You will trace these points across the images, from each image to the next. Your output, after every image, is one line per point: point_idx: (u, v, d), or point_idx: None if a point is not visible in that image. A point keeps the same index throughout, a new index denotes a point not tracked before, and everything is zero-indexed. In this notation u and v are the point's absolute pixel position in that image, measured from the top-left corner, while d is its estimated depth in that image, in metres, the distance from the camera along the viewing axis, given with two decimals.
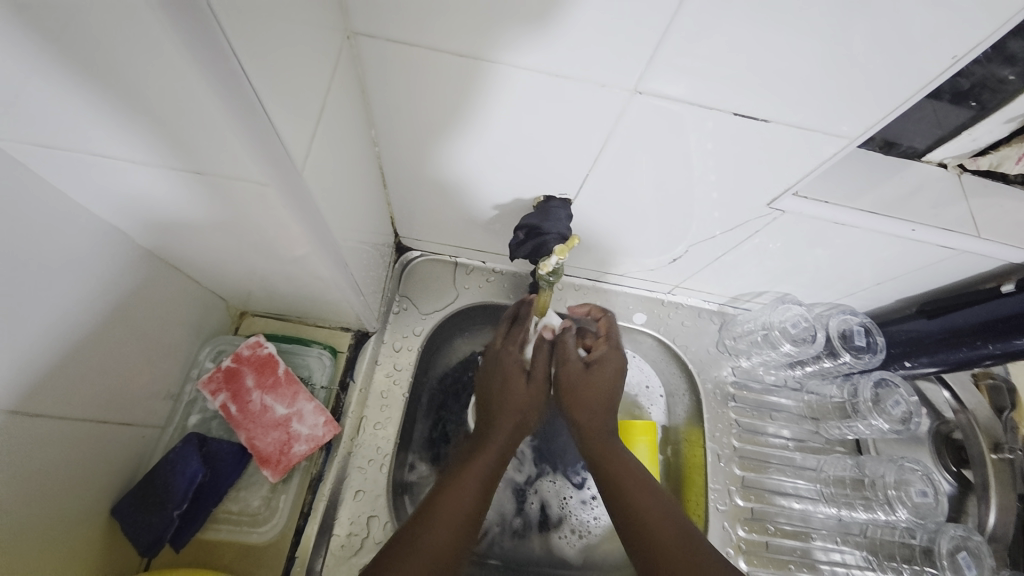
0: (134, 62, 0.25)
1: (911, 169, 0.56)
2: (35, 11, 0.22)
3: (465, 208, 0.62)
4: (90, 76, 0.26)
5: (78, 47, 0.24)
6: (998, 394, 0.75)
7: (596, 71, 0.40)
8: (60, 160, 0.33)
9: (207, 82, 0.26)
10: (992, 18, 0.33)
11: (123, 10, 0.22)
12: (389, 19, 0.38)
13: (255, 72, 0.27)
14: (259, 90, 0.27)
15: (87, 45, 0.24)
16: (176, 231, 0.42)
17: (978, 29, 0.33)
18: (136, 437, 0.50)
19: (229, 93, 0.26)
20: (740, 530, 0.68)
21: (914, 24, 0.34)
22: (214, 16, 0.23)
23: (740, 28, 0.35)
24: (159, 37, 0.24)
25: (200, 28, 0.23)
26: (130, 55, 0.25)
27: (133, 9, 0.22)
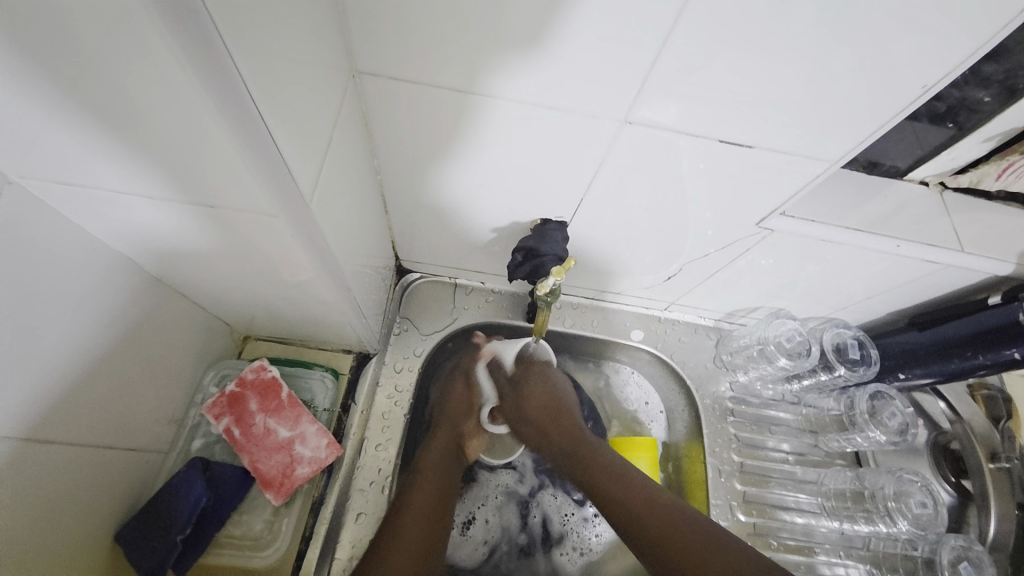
0: (153, 106, 0.27)
1: (894, 187, 0.58)
2: (62, 62, 0.24)
3: (464, 231, 0.63)
4: (109, 118, 0.27)
5: (100, 92, 0.26)
6: (993, 404, 0.77)
7: (589, 101, 0.42)
8: (73, 195, 0.34)
9: (223, 123, 0.27)
10: (960, 48, 0.35)
11: (146, 61, 0.24)
12: (391, 57, 0.40)
13: (267, 110, 0.28)
14: (272, 130, 0.29)
15: (111, 93, 0.26)
16: (183, 259, 0.43)
17: (949, 57, 0.36)
18: (140, 462, 0.50)
19: (242, 130, 0.28)
20: None
21: (889, 53, 0.36)
22: (231, 61, 0.25)
23: (725, 59, 0.38)
24: (179, 85, 0.25)
25: (217, 74, 0.25)
26: (149, 99, 0.26)
27: (156, 60, 0.24)
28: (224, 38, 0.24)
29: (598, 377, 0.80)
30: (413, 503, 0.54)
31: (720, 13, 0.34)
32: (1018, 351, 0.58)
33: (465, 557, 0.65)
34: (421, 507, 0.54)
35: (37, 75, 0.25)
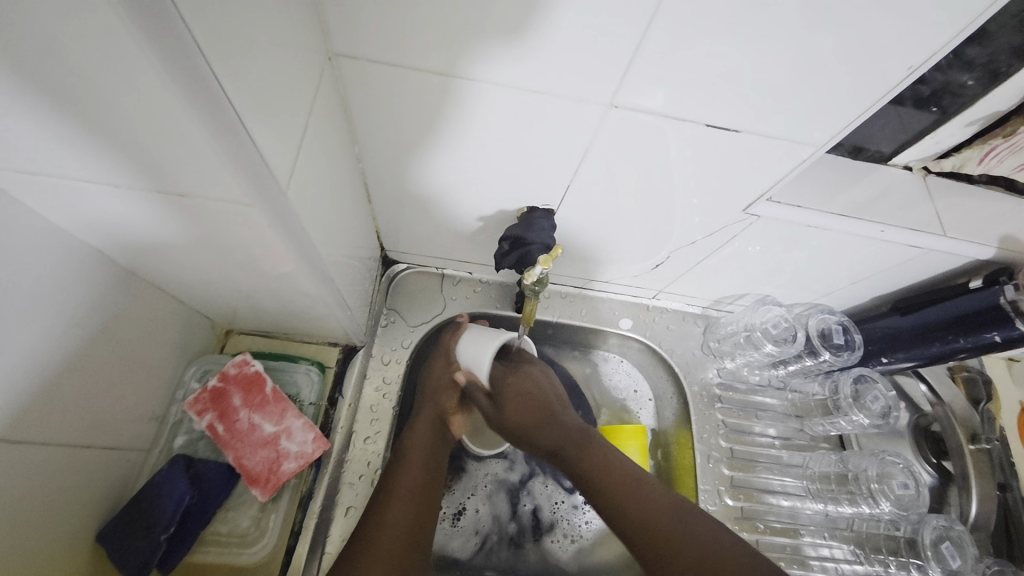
0: (116, 91, 0.25)
1: (879, 173, 0.59)
2: (13, 42, 0.22)
3: (450, 220, 0.62)
4: (70, 104, 0.26)
5: (58, 77, 0.24)
6: (973, 386, 0.78)
7: (574, 85, 0.42)
8: (37, 185, 0.33)
9: (191, 109, 0.26)
10: (947, 28, 0.35)
11: (100, 40, 0.23)
12: (371, 40, 0.39)
13: (234, 91, 0.27)
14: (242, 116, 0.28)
15: (64, 76, 0.24)
16: (157, 252, 0.42)
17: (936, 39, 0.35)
18: (120, 461, 0.49)
19: (208, 115, 0.27)
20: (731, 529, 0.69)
21: (877, 35, 0.36)
22: (191, 38, 0.24)
23: (713, 41, 0.37)
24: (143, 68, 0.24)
25: (177, 55, 0.24)
26: (111, 84, 0.25)
27: (117, 41, 0.23)
28: (182, 13, 0.23)
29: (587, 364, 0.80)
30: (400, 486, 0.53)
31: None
32: (1000, 333, 0.59)
33: (457, 547, 0.65)
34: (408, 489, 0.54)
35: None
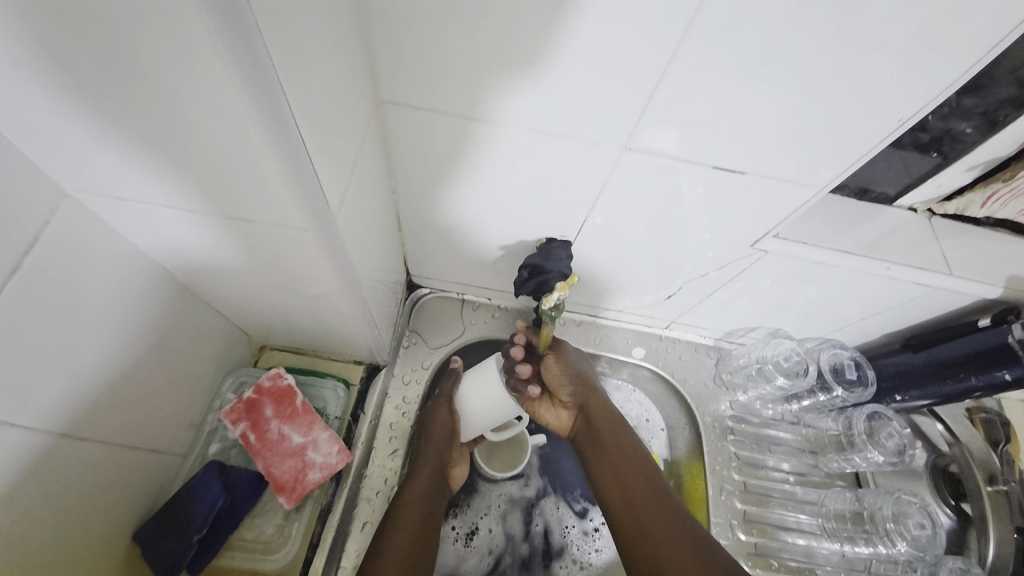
0: (213, 139, 0.30)
1: (883, 214, 0.61)
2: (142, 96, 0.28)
3: (473, 249, 0.66)
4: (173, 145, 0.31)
5: (166, 124, 0.29)
6: (991, 428, 0.77)
7: (593, 129, 0.46)
8: (124, 209, 0.38)
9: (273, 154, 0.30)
10: (940, 79, 0.38)
11: (209, 96, 0.27)
12: (414, 88, 0.44)
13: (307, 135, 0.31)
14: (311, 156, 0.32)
15: (172, 123, 0.29)
16: (213, 270, 0.47)
17: (933, 88, 0.39)
18: (160, 464, 0.52)
19: (286, 158, 0.31)
20: (745, 566, 0.69)
21: (871, 85, 0.39)
22: (280, 90, 0.28)
23: (722, 89, 0.41)
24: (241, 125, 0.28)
25: (270, 110, 0.28)
26: (210, 133, 0.30)
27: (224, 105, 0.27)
28: (275, 72, 0.27)
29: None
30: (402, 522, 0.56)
31: (714, 51, 0.38)
32: (1009, 373, 0.59)
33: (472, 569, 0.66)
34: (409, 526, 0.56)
35: (116, 104, 0.28)
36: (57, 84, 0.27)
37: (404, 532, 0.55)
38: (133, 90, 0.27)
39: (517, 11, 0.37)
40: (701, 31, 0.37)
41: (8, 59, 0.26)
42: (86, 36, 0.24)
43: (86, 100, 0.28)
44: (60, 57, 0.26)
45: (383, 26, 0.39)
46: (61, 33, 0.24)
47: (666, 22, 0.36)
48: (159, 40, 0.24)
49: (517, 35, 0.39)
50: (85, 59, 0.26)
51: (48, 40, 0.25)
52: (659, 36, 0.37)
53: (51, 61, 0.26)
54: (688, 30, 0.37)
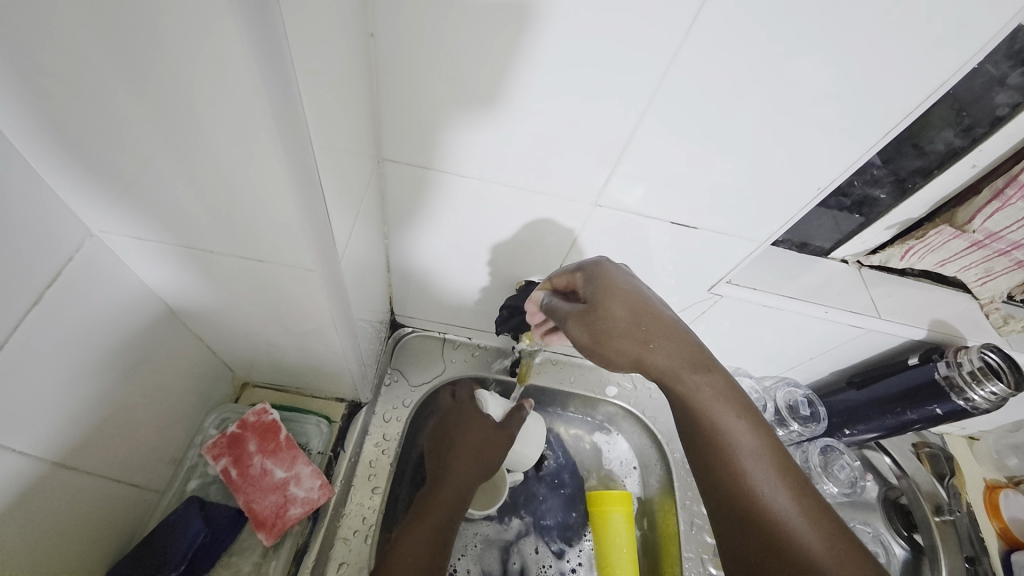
0: (241, 191, 0.34)
1: (821, 264, 0.69)
2: (187, 154, 0.32)
3: (457, 291, 0.71)
4: (203, 194, 0.35)
5: (202, 177, 0.34)
6: (937, 462, 0.84)
7: (568, 184, 0.53)
8: (141, 248, 0.41)
9: (297, 208, 0.35)
10: (852, 149, 0.47)
11: (249, 158, 0.31)
12: (410, 145, 0.50)
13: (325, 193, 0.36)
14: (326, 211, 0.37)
15: (207, 177, 0.33)
16: (212, 306, 0.49)
17: (853, 154, 0.47)
18: (138, 500, 0.52)
19: (306, 210, 0.35)
20: None
21: (798, 153, 0.48)
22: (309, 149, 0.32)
23: (677, 152, 0.48)
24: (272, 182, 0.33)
25: (301, 172, 0.33)
26: (240, 188, 0.34)
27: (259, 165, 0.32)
28: (306, 134, 0.31)
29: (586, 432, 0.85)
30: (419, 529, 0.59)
31: (670, 120, 0.46)
32: (940, 406, 0.66)
33: None
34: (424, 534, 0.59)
35: (161, 159, 0.33)
36: (110, 134, 0.31)
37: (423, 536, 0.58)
38: (181, 150, 0.32)
39: (506, 82, 0.44)
40: (659, 103, 0.44)
41: (72, 111, 0.30)
42: (147, 97, 0.29)
43: (132, 148, 0.32)
44: (119, 113, 0.30)
45: (391, 92, 0.45)
46: (125, 94, 0.29)
47: (629, 95, 0.44)
48: (213, 108, 0.29)
49: (506, 101, 0.45)
50: (142, 115, 0.30)
51: (113, 99, 0.29)
52: (624, 107, 0.45)
53: (111, 115, 0.30)
54: (648, 103, 0.44)
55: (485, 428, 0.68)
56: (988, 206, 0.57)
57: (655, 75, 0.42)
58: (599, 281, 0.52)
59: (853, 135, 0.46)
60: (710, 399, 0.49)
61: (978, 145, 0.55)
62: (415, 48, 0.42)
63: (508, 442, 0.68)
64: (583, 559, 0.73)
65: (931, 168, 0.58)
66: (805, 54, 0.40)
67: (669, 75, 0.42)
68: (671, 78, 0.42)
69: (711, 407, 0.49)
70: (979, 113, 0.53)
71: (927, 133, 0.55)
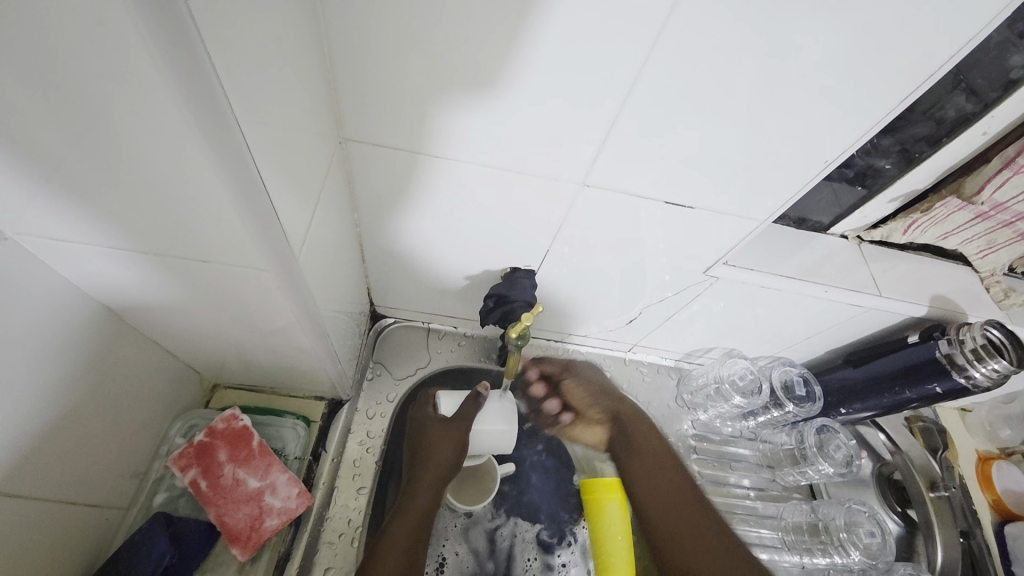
0: (167, 185, 0.29)
1: (819, 241, 0.66)
2: (94, 146, 0.27)
3: (438, 280, 0.67)
4: (125, 190, 0.30)
5: (119, 171, 0.29)
6: (930, 436, 0.83)
7: (549, 166, 0.48)
8: (67, 251, 0.36)
9: (237, 205, 0.30)
10: (860, 123, 0.43)
11: (169, 145, 0.27)
12: (373, 126, 0.45)
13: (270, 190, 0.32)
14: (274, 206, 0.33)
15: (128, 172, 0.29)
16: (160, 310, 0.45)
17: (864, 122, 0.43)
18: (98, 519, 0.49)
19: (247, 204, 0.31)
20: None
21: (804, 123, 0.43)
22: (238, 129, 0.27)
23: (670, 125, 0.44)
24: (204, 173, 0.28)
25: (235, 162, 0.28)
26: (165, 179, 0.29)
27: (188, 156, 0.27)
28: (233, 112, 0.26)
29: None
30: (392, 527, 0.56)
31: (660, 99, 0.41)
32: (940, 384, 0.64)
33: None
34: (398, 531, 0.56)
35: (67, 153, 0.28)
36: None
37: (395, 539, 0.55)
38: (87, 142, 0.27)
39: (479, 53, 0.39)
40: (651, 75, 0.40)
41: None
42: (31, 75, 0.23)
43: (28, 139, 0.27)
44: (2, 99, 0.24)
45: (350, 67, 0.40)
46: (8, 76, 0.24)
47: (618, 65, 0.39)
48: (111, 87, 0.24)
49: (480, 75, 0.40)
50: (32, 102, 0.25)
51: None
52: (607, 81, 0.40)
53: None
54: (639, 77, 0.40)
55: (437, 426, 0.64)
56: (998, 176, 0.54)
57: (648, 42, 0.37)
58: (582, 376, 0.80)
59: (862, 107, 0.42)
60: (645, 464, 0.75)
61: (990, 112, 0.51)
62: (373, 16, 0.37)
63: (463, 436, 0.63)
64: (574, 557, 0.71)
65: (939, 137, 0.54)
66: (813, 14, 0.35)
67: (661, 45, 0.37)
68: (663, 47, 0.37)
69: (655, 456, 0.75)
70: (991, 76, 0.49)
71: (935, 97, 0.51)
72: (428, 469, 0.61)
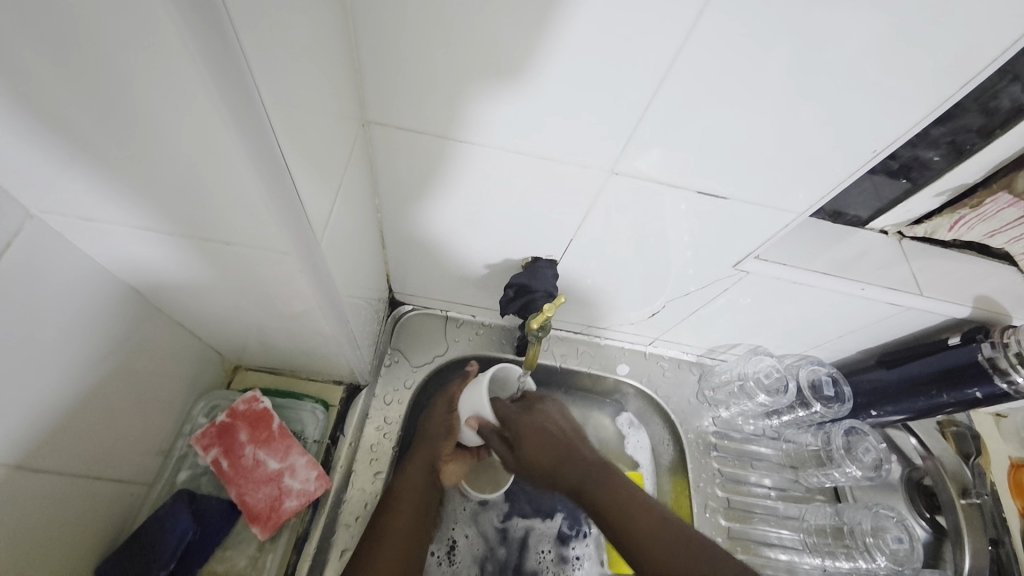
0: (193, 165, 0.29)
1: (857, 236, 0.63)
2: (121, 125, 0.27)
3: (458, 267, 0.66)
4: (151, 170, 0.30)
5: (143, 150, 0.29)
6: (963, 440, 0.78)
7: (575, 152, 0.46)
8: (94, 231, 0.37)
9: (259, 185, 0.30)
10: (914, 109, 0.40)
11: (194, 126, 0.26)
12: (397, 109, 0.44)
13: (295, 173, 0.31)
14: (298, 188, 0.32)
15: (153, 151, 0.29)
16: (184, 290, 0.45)
17: (912, 112, 0.40)
18: (124, 493, 0.50)
19: (269, 186, 0.30)
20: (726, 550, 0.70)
21: (854, 109, 0.40)
22: (260, 98, 0.26)
23: (705, 112, 0.41)
24: (228, 153, 0.28)
25: (256, 141, 0.27)
26: (191, 159, 0.29)
27: (212, 136, 0.27)
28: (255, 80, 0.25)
29: (604, 413, 0.80)
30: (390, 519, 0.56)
31: (694, 85, 0.39)
32: (980, 390, 0.61)
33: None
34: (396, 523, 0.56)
35: (95, 133, 0.28)
36: (20, 98, 0.25)
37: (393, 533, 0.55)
38: (113, 121, 0.27)
39: (504, 31, 0.37)
40: (686, 61, 0.37)
41: None
42: (48, 38, 0.23)
43: (47, 106, 0.26)
44: (26, 71, 0.24)
45: (373, 47, 0.39)
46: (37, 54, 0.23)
47: (651, 48, 0.37)
48: (136, 64, 0.24)
49: (506, 57, 0.39)
50: (62, 79, 0.25)
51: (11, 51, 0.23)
52: (640, 65, 0.38)
53: (17, 73, 0.24)
54: (674, 60, 0.37)
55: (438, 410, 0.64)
56: None
57: (683, 25, 0.35)
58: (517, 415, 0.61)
59: (916, 94, 0.39)
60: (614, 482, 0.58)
61: None
62: None
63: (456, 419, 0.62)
64: (588, 550, 0.70)
65: (991, 129, 0.51)
66: None
67: (700, 27, 0.35)
68: (702, 30, 0.35)
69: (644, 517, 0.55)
70: None
71: (996, 83, 0.47)
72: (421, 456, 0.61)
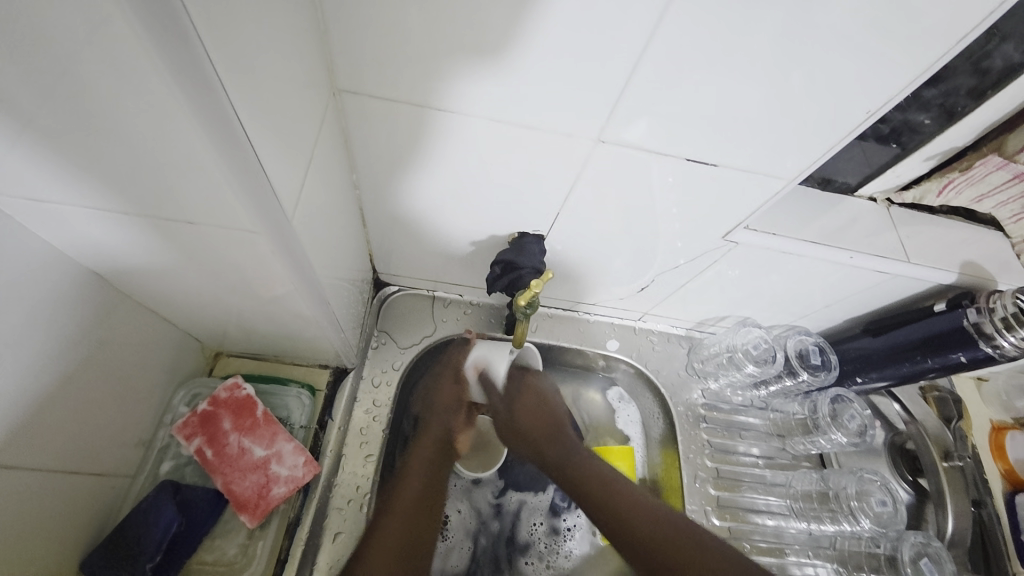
0: (142, 138, 0.27)
1: (846, 203, 0.63)
2: (56, 98, 0.24)
3: (443, 245, 0.64)
4: (98, 146, 0.28)
5: (85, 125, 0.26)
6: (945, 405, 0.81)
7: (560, 122, 0.45)
8: (47, 213, 0.34)
9: (217, 156, 0.28)
10: (905, 72, 0.39)
11: (138, 93, 0.24)
12: (371, 78, 0.41)
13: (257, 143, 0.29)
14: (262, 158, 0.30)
15: (97, 126, 0.26)
16: (153, 276, 0.43)
17: (901, 75, 0.39)
18: (105, 487, 0.49)
19: (228, 157, 0.28)
20: (715, 519, 0.71)
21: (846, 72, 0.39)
22: (206, 51, 0.24)
23: (693, 78, 0.40)
24: (178, 121, 0.25)
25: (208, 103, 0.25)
26: (140, 132, 0.26)
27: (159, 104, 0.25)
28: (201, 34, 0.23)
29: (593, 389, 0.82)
30: (398, 497, 0.57)
31: (681, 50, 0.37)
32: (965, 354, 0.62)
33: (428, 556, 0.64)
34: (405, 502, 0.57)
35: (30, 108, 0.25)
36: None
37: (398, 513, 0.56)
38: (46, 94, 0.24)
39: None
40: (673, 24, 0.36)
41: None
42: None
43: None
44: None
45: (341, 10, 0.36)
46: None
47: (636, 11, 0.35)
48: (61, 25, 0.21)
49: (483, 21, 0.36)
50: None
51: None
52: (624, 29, 0.36)
53: None
54: (660, 23, 0.36)
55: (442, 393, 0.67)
56: None
57: None
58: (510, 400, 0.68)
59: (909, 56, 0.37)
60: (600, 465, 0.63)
61: None
62: None
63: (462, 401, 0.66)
64: (580, 521, 0.71)
65: (983, 90, 0.50)
66: None
67: None
68: None
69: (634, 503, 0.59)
70: None
71: (989, 42, 0.46)
72: (427, 437, 0.64)
